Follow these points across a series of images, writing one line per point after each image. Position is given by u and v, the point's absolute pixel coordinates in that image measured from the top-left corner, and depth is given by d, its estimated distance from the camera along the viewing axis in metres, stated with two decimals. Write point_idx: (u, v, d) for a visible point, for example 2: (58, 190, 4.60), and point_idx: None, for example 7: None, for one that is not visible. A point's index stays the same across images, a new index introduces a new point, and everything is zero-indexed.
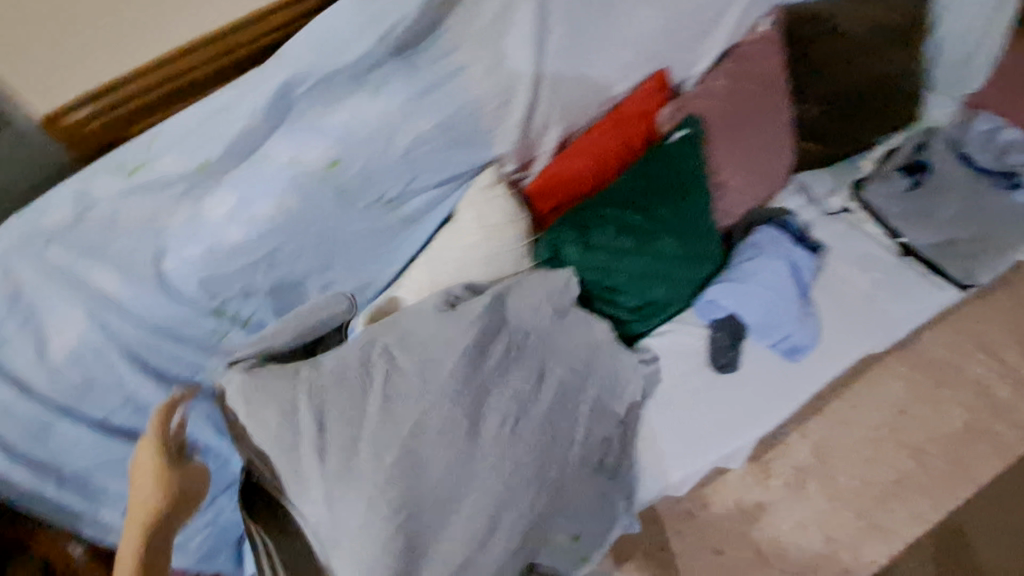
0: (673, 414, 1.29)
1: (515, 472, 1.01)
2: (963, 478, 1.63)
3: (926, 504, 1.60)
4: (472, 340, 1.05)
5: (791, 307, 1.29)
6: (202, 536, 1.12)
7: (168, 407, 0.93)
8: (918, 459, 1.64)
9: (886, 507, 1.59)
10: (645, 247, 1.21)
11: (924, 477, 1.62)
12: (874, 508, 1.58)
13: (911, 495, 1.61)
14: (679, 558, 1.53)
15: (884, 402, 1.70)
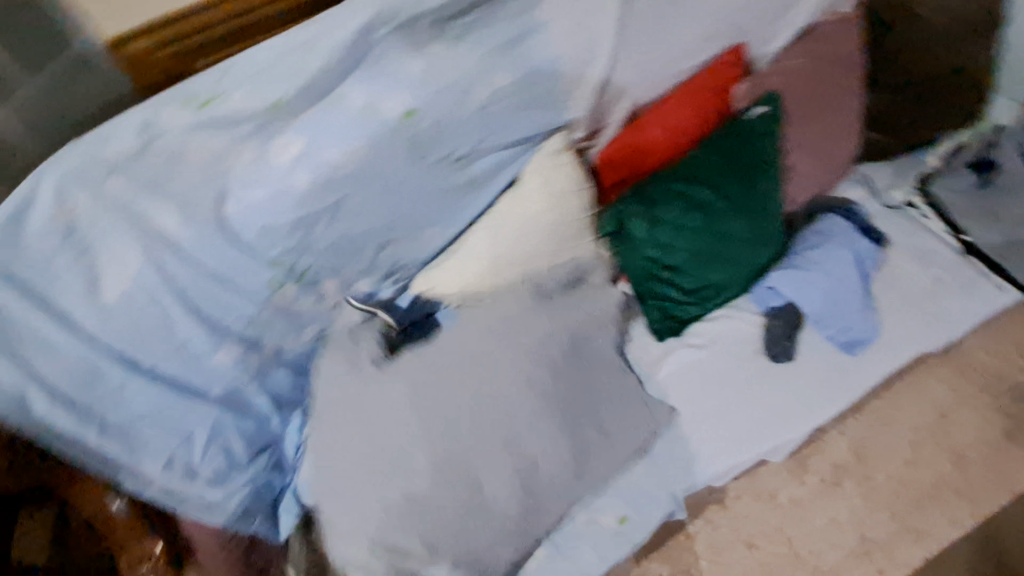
0: (724, 401, 1.25)
1: (552, 486, 1.07)
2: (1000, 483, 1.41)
3: (966, 509, 1.39)
4: (531, 356, 1.03)
5: (853, 299, 1.26)
6: (242, 496, 1.04)
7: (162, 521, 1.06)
8: (958, 463, 1.43)
9: (923, 510, 1.39)
10: (714, 226, 1.15)
11: (964, 481, 1.42)
12: (911, 510, 1.39)
13: (950, 498, 1.40)
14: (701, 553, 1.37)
15: (925, 401, 1.50)
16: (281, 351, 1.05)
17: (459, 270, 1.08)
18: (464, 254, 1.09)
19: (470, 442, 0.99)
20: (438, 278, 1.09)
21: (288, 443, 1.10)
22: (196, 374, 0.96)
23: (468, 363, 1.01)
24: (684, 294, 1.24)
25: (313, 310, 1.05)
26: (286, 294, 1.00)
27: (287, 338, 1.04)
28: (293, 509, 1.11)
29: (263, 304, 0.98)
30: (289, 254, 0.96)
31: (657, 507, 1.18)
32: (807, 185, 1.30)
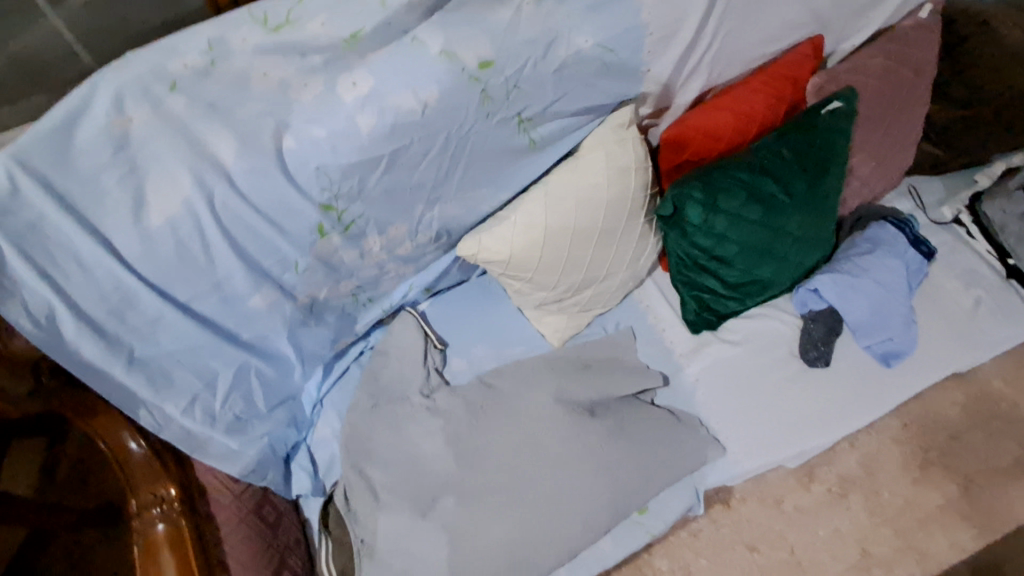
0: (754, 401, 1.22)
1: (576, 498, 1.08)
2: (1002, 514, 1.36)
3: (966, 533, 1.34)
4: (557, 371, 1.22)
5: (898, 308, 1.23)
6: (257, 449, 1.00)
7: (125, 427, 0.89)
8: (965, 488, 1.38)
9: (926, 530, 1.34)
10: (772, 220, 1.13)
11: (967, 505, 1.37)
12: (915, 528, 1.34)
13: (955, 522, 1.35)
14: (697, 555, 1.29)
15: (935, 421, 1.45)
16: (314, 301, 1.02)
17: (509, 236, 1.04)
18: (515, 221, 1.04)
19: (511, 454, 1.11)
20: (484, 242, 1.04)
21: (306, 402, 1.15)
22: (230, 315, 0.91)
23: (511, 393, 1.18)
24: (727, 288, 1.21)
25: (352, 263, 1.01)
26: (330, 242, 0.95)
27: (322, 288, 1.01)
28: (306, 464, 1.12)
29: (307, 250, 0.93)
30: (340, 198, 0.90)
31: (678, 500, 1.16)
32: (859, 193, 1.31)
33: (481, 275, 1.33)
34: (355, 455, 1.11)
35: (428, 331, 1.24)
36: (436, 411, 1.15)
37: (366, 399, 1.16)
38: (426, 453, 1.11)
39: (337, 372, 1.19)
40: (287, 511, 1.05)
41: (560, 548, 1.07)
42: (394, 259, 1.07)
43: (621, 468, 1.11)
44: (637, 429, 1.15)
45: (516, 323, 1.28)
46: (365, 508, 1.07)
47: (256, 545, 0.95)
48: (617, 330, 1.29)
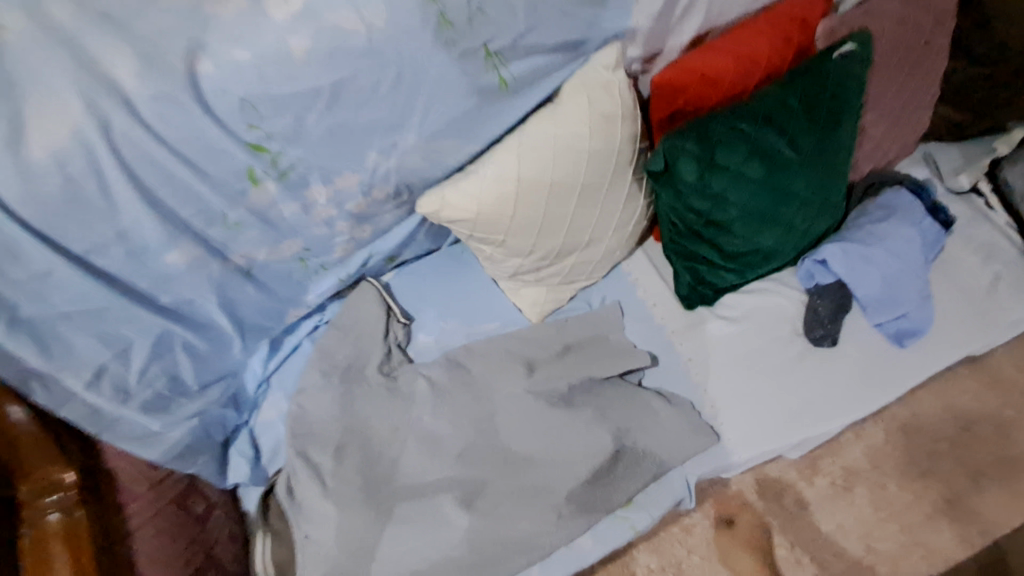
0: (752, 384, 1.09)
1: (547, 491, 0.98)
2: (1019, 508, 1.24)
3: (978, 528, 1.22)
4: (536, 348, 1.09)
5: (913, 281, 1.10)
6: (183, 430, 0.89)
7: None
8: (978, 482, 1.26)
9: (935, 525, 1.21)
10: (778, 180, 1.00)
11: (981, 500, 1.24)
12: (922, 523, 1.22)
13: (966, 517, 1.23)
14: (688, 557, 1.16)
15: (947, 410, 1.32)
16: (252, 263, 0.90)
17: (476, 192, 0.90)
18: (484, 175, 0.91)
19: (476, 441, 1.01)
20: (448, 198, 0.91)
21: (249, 380, 1.03)
22: (142, 273, 0.79)
23: (482, 373, 1.06)
24: (725, 258, 1.09)
25: (294, 219, 0.88)
26: (265, 192, 0.82)
27: (259, 247, 0.88)
28: (246, 449, 1.00)
29: (236, 199, 0.80)
30: (273, 138, 0.77)
31: (667, 494, 1.03)
32: (872, 156, 1.18)
33: (453, 244, 1.19)
34: (302, 439, 0.99)
35: (390, 302, 1.11)
36: (397, 392, 1.04)
37: (317, 376, 1.03)
38: (380, 436, 1.01)
39: (287, 349, 1.07)
40: (219, 503, 0.94)
41: (534, 546, 0.95)
42: (345, 218, 0.94)
43: (603, 458, 0.99)
44: (622, 417, 1.03)
45: (491, 296, 1.15)
46: (309, 496, 0.95)
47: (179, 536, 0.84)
48: (602, 305, 1.15)
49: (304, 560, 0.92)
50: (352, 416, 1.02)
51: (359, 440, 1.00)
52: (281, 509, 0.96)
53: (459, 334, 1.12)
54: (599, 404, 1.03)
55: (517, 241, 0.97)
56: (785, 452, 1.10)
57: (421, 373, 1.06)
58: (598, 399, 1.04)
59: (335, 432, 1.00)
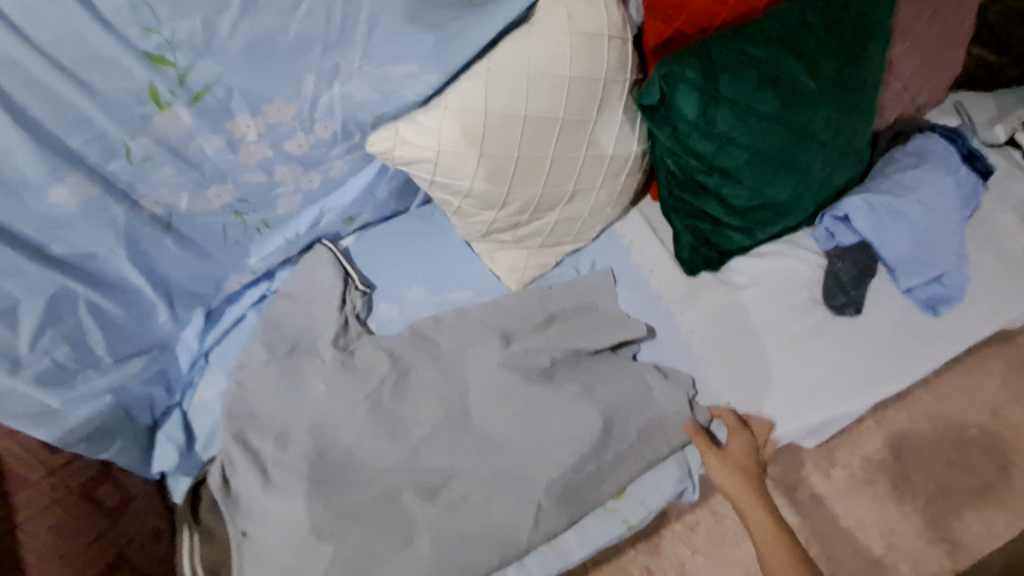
0: (763, 358, 0.95)
1: (524, 482, 0.84)
2: None
3: (1006, 519, 1.14)
4: (515, 319, 0.94)
5: (947, 237, 0.96)
6: (91, 410, 0.75)
7: None
8: (1005, 470, 1.17)
9: (960, 517, 1.13)
10: (793, 115, 0.86)
11: (1009, 491, 1.16)
12: (947, 516, 1.13)
13: (989, 506, 1.15)
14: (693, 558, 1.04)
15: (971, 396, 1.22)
16: (172, 211, 0.76)
17: (437, 126, 0.76)
18: (447, 107, 0.76)
19: (445, 425, 0.88)
20: (403, 133, 0.77)
21: (182, 355, 0.88)
22: (22, 215, 0.65)
23: (453, 347, 0.92)
24: (731, 214, 0.95)
25: (219, 158, 0.75)
26: (177, 120, 0.69)
27: (178, 193, 0.75)
28: (176, 434, 0.85)
29: (139, 127, 0.67)
30: (178, 48, 0.63)
31: (665, 484, 0.89)
32: (899, 101, 1.04)
33: (422, 205, 1.05)
34: (239, 423, 0.85)
35: (348, 266, 0.96)
36: (352, 367, 0.90)
37: (260, 351, 0.89)
38: (332, 420, 0.87)
39: (228, 322, 0.92)
40: (142, 497, 0.79)
41: (511, 542, 0.82)
42: (286, 161, 0.81)
43: (590, 442, 0.86)
44: (612, 395, 0.89)
45: (464, 260, 1.00)
46: (248, 489, 0.81)
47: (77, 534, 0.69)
48: (593, 270, 1.01)
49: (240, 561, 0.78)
50: (299, 395, 0.87)
51: (307, 423, 0.86)
52: (214, 504, 0.81)
53: (428, 305, 0.98)
54: (586, 382, 0.90)
55: (489, 190, 0.83)
56: (803, 436, 0.95)
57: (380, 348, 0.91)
58: (584, 376, 0.90)
59: (278, 413, 0.86)
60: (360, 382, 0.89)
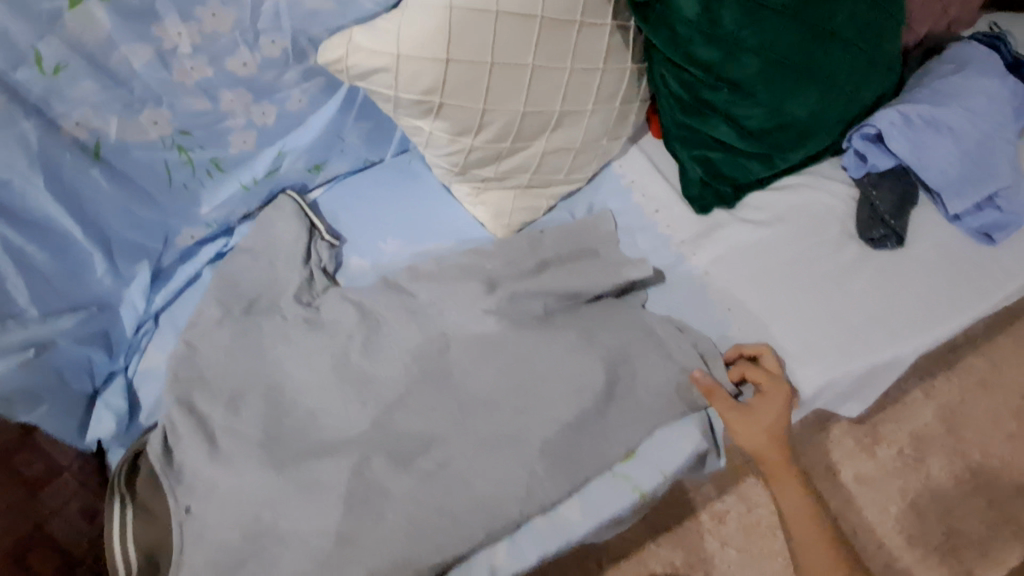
0: (794, 300, 0.82)
1: (512, 445, 0.73)
2: None
3: None
4: (504, 266, 0.83)
5: (1001, 152, 0.83)
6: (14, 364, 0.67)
7: None
8: None
9: None
10: (810, 9, 0.75)
11: None
12: None
13: None
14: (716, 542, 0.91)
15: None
16: (101, 137, 0.67)
17: (395, 29, 0.67)
18: (407, 7, 0.67)
19: (421, 385, 0.76)
20: (359, 41, 0.67)
21: (126, 317, 0.78)
22: None
23: (431, 301, 0.81)
24: (746, 138, 0.83)
25: (148, 75, 0.66)
26: (91, 21, 0.60)
27: (104, 114, 0.66)
28: (117, 402, 0.75)
29: (47, 26, 0.58)
30: None
31: (682, 443, 0.76)
32: (930, 13, 0.92)
33: (398, 155, 0.95)
34: (186, 387, 0.75)
35: (314, 218, 0.87)
36: (318, 325, 0.79)
37: (213, 310, 0.79)
38: (293, 381, 0.76)
39: (180, 281, 0.82)
40: (72, 468, 0.70)
41: (496, 505, 0.71)
42: (231, 85, 0.72)
43: (597, 398, 0.75)
44: (616, 344, 0.78)
45: (444, 208, 0.90)
46: (192, 459, 0.71)
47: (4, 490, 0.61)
48: (590, 214, 0.89)
49: (182, 536, 0.69)
50: (257, 358, 0.77)
51: (265, 389, 0.75)
52: (153, 476, 0.72)
53: (405, 258, 0.87)
54: (584, 332, 0.78)
55: (462, 107, 0.73)
56: (843, 391, 0.81)
57: (348, 305, 0.80)
58: (581, 325, 0.79)
59: (231, 377, 0.76)
60: (323, 341, 0.77)
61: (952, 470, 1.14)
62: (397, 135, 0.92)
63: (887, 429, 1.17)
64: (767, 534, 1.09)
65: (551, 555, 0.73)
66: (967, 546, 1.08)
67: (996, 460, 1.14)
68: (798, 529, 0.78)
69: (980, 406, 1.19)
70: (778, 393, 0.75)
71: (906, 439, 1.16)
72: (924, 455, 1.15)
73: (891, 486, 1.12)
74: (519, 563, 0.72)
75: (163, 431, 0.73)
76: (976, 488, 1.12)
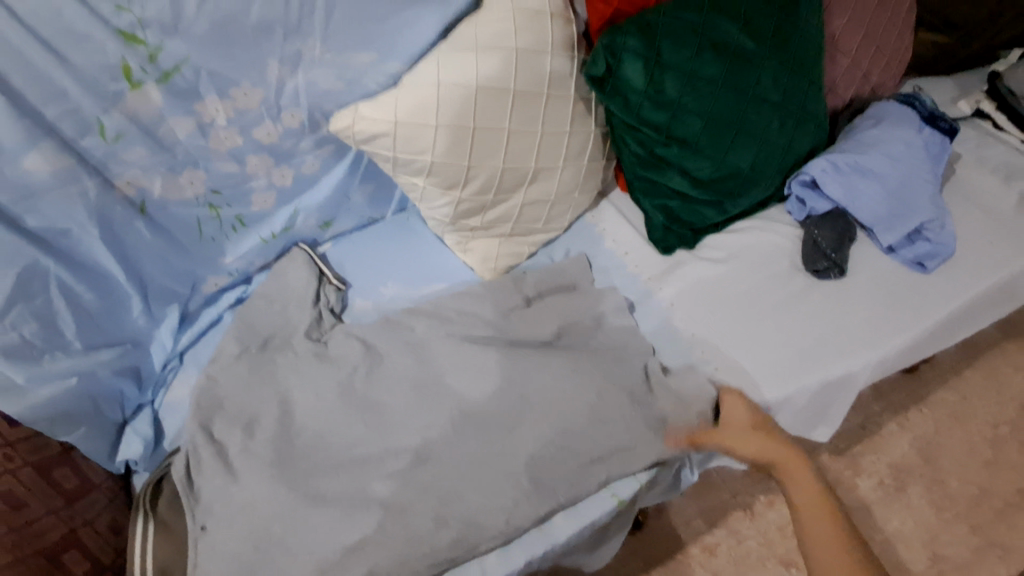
0: (749, 326, 0.91)
1: (503, 460, 0.80)
2: None
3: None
4: (493, 302, 0.93)
5: (922, 191, 0.96)
6: (55, 390, 0.75)
7: None
8: None
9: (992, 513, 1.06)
10: (739, 78, 0.90)
11: None
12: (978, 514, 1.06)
13: None
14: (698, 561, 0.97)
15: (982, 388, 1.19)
16: (146, 195, 0.80)
17: (392, 102, 0.81)
18: (402, 85, 0.82)
19: (416, 408, 0.84)
20: (364, 111, 0.81)
21: (156, 354, 0.88)
22: None
23: (427, 334, 0.90)
24: (698, 188, 0.95)
25: (190, 143, 0.80)
26: (148, 100, 0.74)
27: (151, 175, 0.79)
28: (144, 428, 0.84)
29: (112, 103, 0.72)
30: (147, 26, 0.69)
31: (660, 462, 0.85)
32: (852, 78, 1.07)
33: (397, 213, 1.07)
34: (207, 414, 0.83)
35: (323, 266, 0.98)
36: (326, 357, 0.88)
37: (232, 345, 0.88)
38: (301, 406, 0.84)
39: (204, 323, 0.93)
40: (101, 488, 0.78)
41: (485, 518, 0.77)
42: (256, 150, 0.85)
43: (577, 415, 0.83)
44: (601, 373, 0.86)
45: (438, 255, 1.02)
46: (209, 479, 0.78)
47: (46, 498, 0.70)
48: (567, 257, 1.00)
49: (195, 554, 0.74)
50: (271, 386, 0.85)
51: (276, 414, 0.83)
52: (172, 495, 0.79)
53: (403, 299, 0.97)
54: (569, 357, 0.87)
55: (450, 166, 0.87)
56: (805, 405, 0.89)
57: (354, 339, 0.90)
58: (565, 353, 0.88)
59: (247, 405, 0.84)
60: (329, 371, 0.86)
61: (932, 498, 1.18)
62: (397, 195, 1.05)
63: (865, 460, 1.21)
64: (758, 565, 1.11)
65: (538, 558, 0.80)
66: (953, 571, 1.12)
67: (974, 487, 1.19)
68: (808, 513, 0.79)
69: (954, 435, 1.25)
70: (734, 395, 0.86)
71: (885, 470, 1.21)
72: (904, 485, 1.19)
73: (875, 514, 1.16)
74: (510, 565, 0.79)
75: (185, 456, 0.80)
76: (957, 515, 1.17)
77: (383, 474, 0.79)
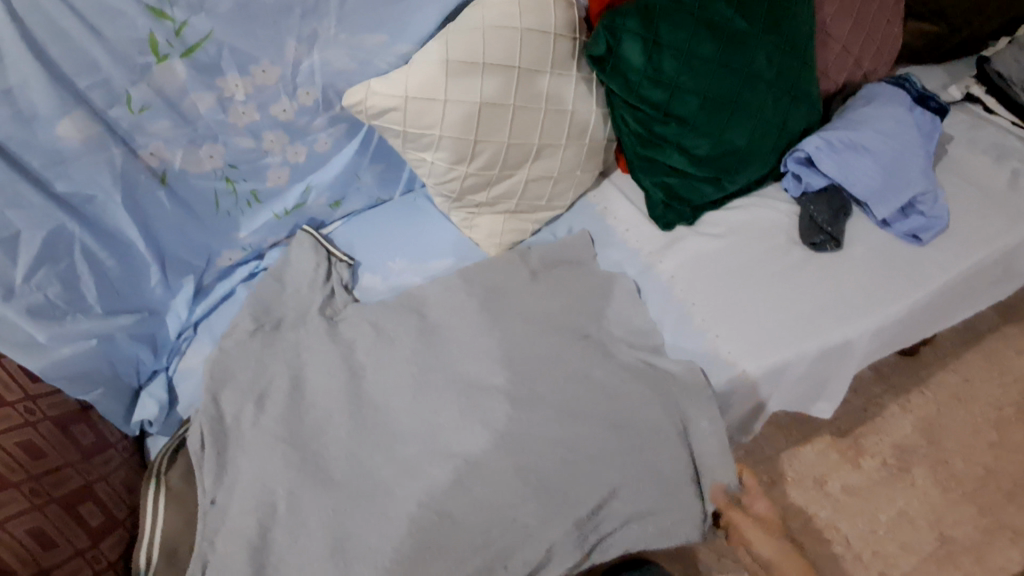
0: (749, 295, 0.94)
1: (506, 423, 0.82)
2: None
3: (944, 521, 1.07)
4: (501, 274, 0.96)
5: (914, 166, 0.99)
6: (75, 350, 0.79)
7: None
8: None
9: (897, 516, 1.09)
10: (733, 57, 0.93)
11: None
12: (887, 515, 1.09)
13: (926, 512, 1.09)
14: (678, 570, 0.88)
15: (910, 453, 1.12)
16: (167, 166, 0.84)
17: (402, 78, 0.85)
18: (411, 63, 0.86)
19: (424, 376, 0.86)
20: (375, 87, 0.85)
21: (170, 323, 0.92)
22: (29, 145, 0.72)
23: (435, 311, 0.93)
24: (697, 165, 0.98)
25: (210, 118, 0.84)
26: (173, 73, 0.78)
27: (173, 147, 0.83)
28: (160, 393, 0.88)
29: (139, 75, 0.76)
30: (175, 3, 0.73)
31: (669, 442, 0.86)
32: (844, 63, 1.11)
33: (406, 195, 1.12)
34: (220, 382, 0.85)
35: (330, 244, 1.01)
36: (337, 329, 0.91)
37: (247, 322, 0.90)
38: (313, 374, 0.87)
39: (217, 296, 0.96)
40: (118, 447, 0.82)
41: (499, 487, 0.77)
42: (273, 127, 0.89)
43: (591, 410, 0.84)
44: (625, 385, 0.86)
45: (446, 231, 1.05)
46: (221, 441, 0.81)
47: (61, 451, 0.73)
48: (570, 234, 1.04)
49: (204, 528, 0.76)
50: (285, 356, 0.88)
51: (289, 382, 0.86)
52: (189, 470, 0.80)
53: (412, 274, 1.00)
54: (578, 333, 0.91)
55: (456, 141, 0.90)
56: (806, 370, 0.91)
57: (366, 313, 0.92)
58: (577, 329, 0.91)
59: (261, 373, 0.86)
60: (339, 341, 0.89)
61: (938, 479, 1.19)
62: (405, 176, 1.09)
63: (869, 442, 1.22)
64: None
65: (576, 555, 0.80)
66: (962, 552, 1.12)
67: (980, 468, 1.20)
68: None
69: (957, 417, 1.25)
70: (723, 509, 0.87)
71: (889, 451, 1.21)
72: (908, 465, 1.20)
73: (879, 494, 1.17)
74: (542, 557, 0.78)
75: (197, 428, 0.81)
76: (963, 496, 1.17)
77: (393, 458, 0.80)
